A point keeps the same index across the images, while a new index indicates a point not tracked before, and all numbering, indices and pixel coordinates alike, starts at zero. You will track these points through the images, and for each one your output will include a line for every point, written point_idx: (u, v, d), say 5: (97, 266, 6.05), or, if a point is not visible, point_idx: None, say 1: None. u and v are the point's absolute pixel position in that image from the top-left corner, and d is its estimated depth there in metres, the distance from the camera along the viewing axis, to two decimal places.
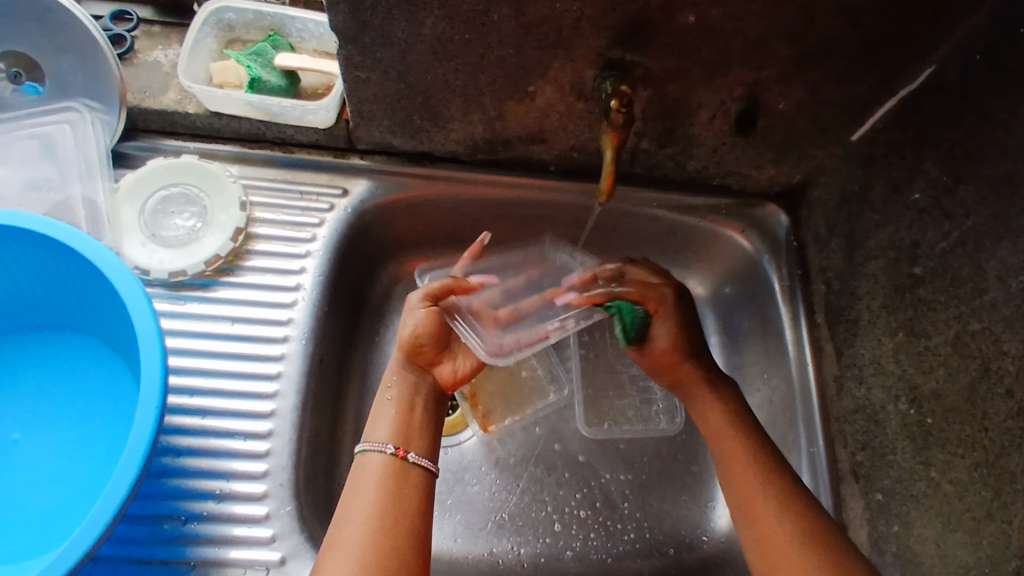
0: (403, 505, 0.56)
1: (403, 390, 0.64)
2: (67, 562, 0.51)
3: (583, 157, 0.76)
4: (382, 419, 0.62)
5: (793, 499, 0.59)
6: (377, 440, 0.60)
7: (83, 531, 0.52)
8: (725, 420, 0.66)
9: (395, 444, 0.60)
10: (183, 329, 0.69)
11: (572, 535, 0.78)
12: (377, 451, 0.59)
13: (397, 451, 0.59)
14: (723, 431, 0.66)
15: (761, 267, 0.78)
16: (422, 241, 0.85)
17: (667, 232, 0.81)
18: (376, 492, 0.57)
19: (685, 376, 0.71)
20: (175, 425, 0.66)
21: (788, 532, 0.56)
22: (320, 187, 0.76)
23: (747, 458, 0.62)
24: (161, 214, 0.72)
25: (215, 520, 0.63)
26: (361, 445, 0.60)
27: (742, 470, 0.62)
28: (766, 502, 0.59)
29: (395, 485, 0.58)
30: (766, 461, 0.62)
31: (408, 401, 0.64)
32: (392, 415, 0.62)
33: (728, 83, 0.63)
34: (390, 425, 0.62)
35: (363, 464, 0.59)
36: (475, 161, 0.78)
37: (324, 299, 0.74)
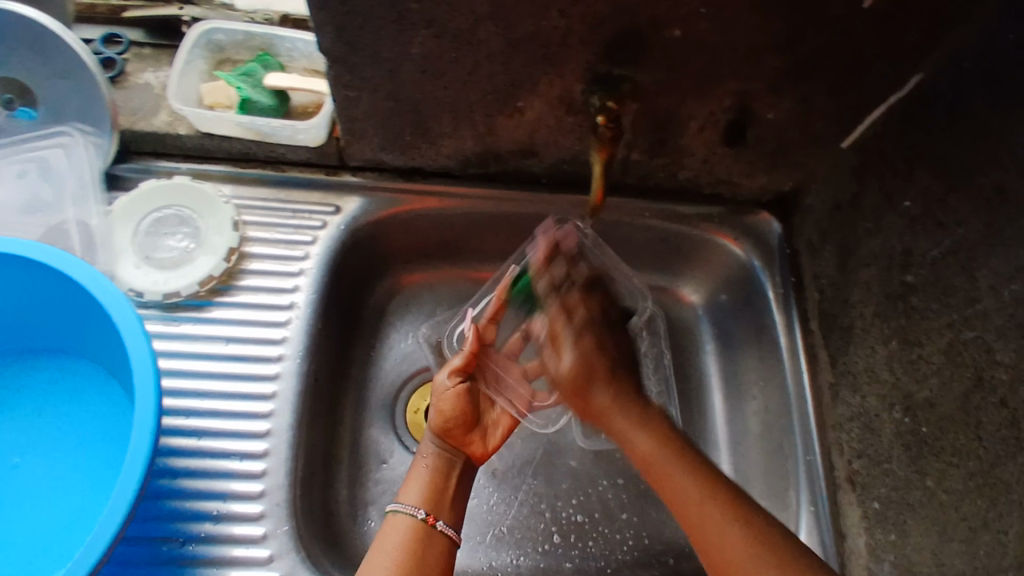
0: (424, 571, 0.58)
1: (440, 463, 0.66)
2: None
3: (575, 170, 0.76)
4: (415, 483, 0.65)
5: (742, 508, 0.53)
6: (409, 502, 0.62)
7: (85, 552, 0.52)
8: (647, 443, 0.59)
9: (426, 511, 0.62)
10: (178, 350, 0.69)
11: (571, 546, 0.78)
12: (407, 514, 0.61)
13: (427, 517, 0.61)
14: (648, 456, 0.58)
15: (754, 274, 0.78)
16: (416, 255, 0.85)
17: (660, 242, 0.82)
18: (400, 551, 0.58)
19: (588, 410, 0.63)
20: (172, 446, 0.66)
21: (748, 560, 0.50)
22: (313, 205, 0.77)
23: (685, 478, 0.56)
24: (154, 235, 0.72)
25: (213, 541, 0.63)
26: (394, 504, 0.62)
27: (683, 489, 0.55)
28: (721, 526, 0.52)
29: (419, 547, 0.59)
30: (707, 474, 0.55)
31: (442, 471, 0.66)
32: (423, 481, 0.65)
33: (717, 95, 0.63)
34: (422, 490, 0.64)
35: (390, 523, 0.61)
36: (467, 175, 0.78)
37: (318, 316, 0.74)
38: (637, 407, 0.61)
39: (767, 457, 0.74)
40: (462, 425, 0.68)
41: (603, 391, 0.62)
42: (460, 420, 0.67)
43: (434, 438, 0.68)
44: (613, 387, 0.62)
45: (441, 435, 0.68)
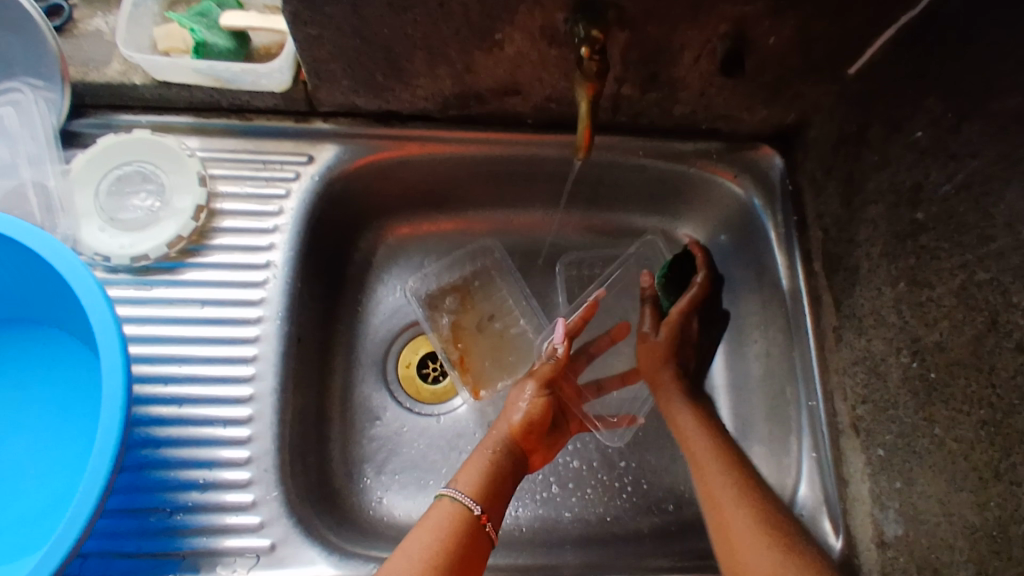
0: (466, 555, 0.56)
1: (504, 460, 0.66)
2: (51, 563, 0.50)
3: (561, 109, 0.71)
4: (468, 473, 0.63)
5: (756, 498, 0.59)
6: (463, 491, 0.61)
7: (67, 527, 0.51)
8: (692, 427, 0.68)
9: (480, 508, 0.60)
10: (152, 316, 0.66)
11: (570, 496, 0.77)
12: (461, 505, 0.60)
13: (479, 515, 0.60)
14: (689, 437, 0.68)
15: (754, 212, 0.74)
16: (401, 206, 0.81)
17: (654, 182, 0.78)
18: (447, 532, 0.57)
19: (663, 384, 0.74)
20: (153, 415, 0.63)
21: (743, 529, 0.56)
22: (284, 155, 0.72)
23: (716, 467, 0.63)
24: (117, 195, 0.68)
25: (202, 510, 0.61)
26: (444, 487, 0.61)
27: (713, 481, 0.62)
28: (729, 506, 0.59)
29: (466, 535, 0.58)
30: (740, 475, 0.61)
31: (504, 468, 0.65)
32: (483, 472, 0.64)
33: (712, 20, 0.58)
34: (478, 478, 0.63)
35: (439, 505, 0.60)
36: (448, 119, 0.73)
37: (297, 274, 0.70)
38: (706, 413, 0.70)
39: (770, 403, 0.71)
40: (538, 431, 0.70)
41: (666, 369, 0.74)
42: (541, 424, 0.70)
43: (505, 436, 0.68)
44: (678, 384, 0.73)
45: (513, 436, 0.68)
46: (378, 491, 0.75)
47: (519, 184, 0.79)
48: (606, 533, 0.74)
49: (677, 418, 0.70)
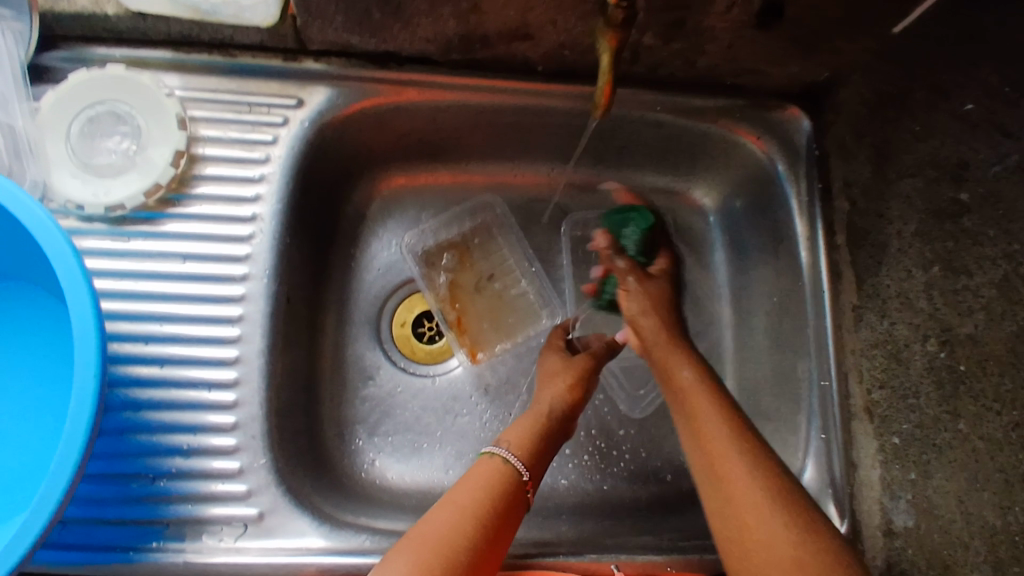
0: (512, 514, 0.54)
1: (557, 411, 0.65)
2: (24, 546, 0.47)
3: (575, 57, 0.65)
4: (518, 431, 0.61)
5: (764, 453, 0.51)
6: (507, 448, 0.59)
7: (40, 507, 0.48)
8: (692, 378, 0.58)
9: (528, 472, 0.58)
10: (131, 270, 0.62)
11: (567, 464, 0.75)
12: (501, 458, 0.58)
13: (526, 480, 0.58)
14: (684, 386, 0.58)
15: (776, 176, 0.69)
16: (397, 155, 0.75)
17: (670, 139, 0.73)
18: (492, 488, 0.55)
19: (650, 327, 0.64)
20: (132, 376, 0.60)
21: (745, 483, 0.49)
22: (271, 98, 0.66)
23: (710, 414, 0.55)
24: (89, 138, 0.62)
25: (187, 476, 0.59)
26: (491, 446, 0.59)
27: (710, 434, 0.53)
28: (728, 453, 0.51)
29: (512, 495, 0.55)
30: (735, 415, 0.54)
31: (552, 427, 0.63)
32: (534, 429, 0.62)
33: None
34: (524, 439, 0.61)
35: (484, 460, 0.58)
36: (451, 63, 0.67)
37: (286, 228, 0.66)
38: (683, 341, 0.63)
39: (779, 378, 0.69)
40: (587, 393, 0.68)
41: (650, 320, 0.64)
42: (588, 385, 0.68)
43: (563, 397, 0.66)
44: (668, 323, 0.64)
45: (572, 391, 0.66)
46: (371, 453, 0.73)
47: (526, 136, 0.74)
48: (603, 500, 0.73)
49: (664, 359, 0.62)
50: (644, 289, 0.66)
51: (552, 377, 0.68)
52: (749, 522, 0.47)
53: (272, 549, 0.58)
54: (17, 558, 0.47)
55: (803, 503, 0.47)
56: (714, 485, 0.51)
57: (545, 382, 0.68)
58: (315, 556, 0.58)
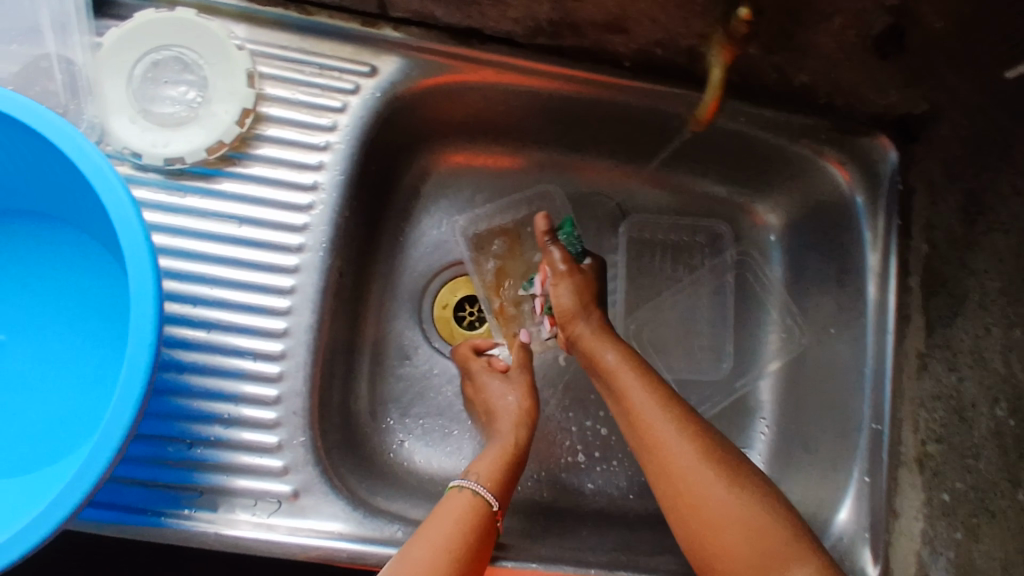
0: (479, 542, 0.55)
1: (520, 438, 0.65)
2: (63, 510, 0.46)
3: (665, 57, 0.61)
4: (483, 466, 0.62)
5: (700, 434, 0.58)
6: (473, 479, 0.60)
7: (80, 474, 0.46)
8: (617, 361, 0.63)
9: (499, 502, 0.59)
10: (183, 228, 0.59)
11: (595, 468, 0.74)
12: (476, 494, 0.59)
13: (496, 511, 0.59)
14: (614, 370, 0.63)
15: (852, 208, 0.67)
16: (460, 133, 0.72)
17: (747, 153, 0.70)
18: (460, 525, 0.55)
19: (576, 316, 0.67)
20: (177, 338, 0.58)
21: (694, 469, 0.56)
22: (343, 62, 0.63)
23: (647, 399, 0.60)
24: (153, 84, 0.60)
25: (223, 446, 0.57)
26: (459, 481, 0.60)
27: (653, 421, 0.59)
28: (669, 441, 0.58)
29: (477, 527, 0.56)
30: (667, 395, 0.61)
31: (514, 454, 0.64)
32: (498, 458, 0.63)
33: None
34: (494, 470, 0.62)
35: (453, 496, 0.59)
36: (533, 46, 0.63)
37: (344, 201, 0.63)
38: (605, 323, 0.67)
39: (824, 411, 0.68)
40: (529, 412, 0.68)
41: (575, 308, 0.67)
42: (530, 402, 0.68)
43: (512, 427, 0.66)
44: (591, 317, 0.67)
45: (522, 415, 0.67)
46: (400, 434, 0.72)
47: (596, 130, 0.71)
48: (629, 510, 0.72)
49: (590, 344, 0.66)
50: (576, 284, 0.68)
51: (499, 411, 0.67)
52: (706, 501, 0.54)
53: (302, 530, 0.57)
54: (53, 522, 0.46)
55: (788, 515, 0.54)
56: (658, 470, 0.58)
57: (494, 415, 0.67)
58: (343, 543, 0.57)
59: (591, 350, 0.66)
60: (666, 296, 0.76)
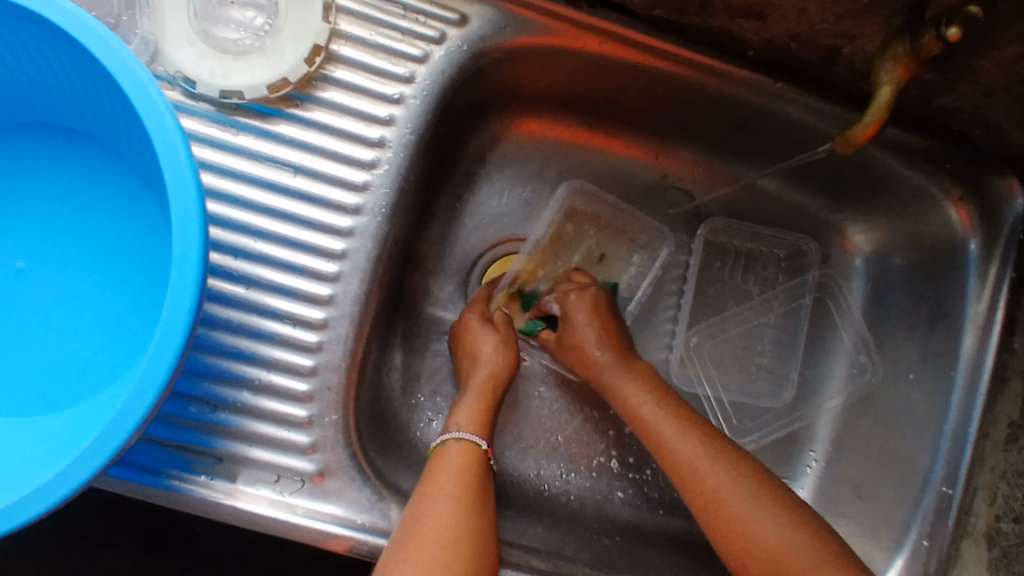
0: (487, 491, 0.54)
1: (498, 383, 0.62)
2: (69, 486, 0.42)
3: (796, 53, 0.55)
4: (465, 410, 0.59)
5: (738, 458, 0.52)
6: (465, 429, 0.58)
7: (92, 451, 0.42)
8: (637, 388, 0.59)
9: (487, 441, 0.58)
10: (232, 168, 0.53)
11: (628, 478, 0.70)
12: (466, 441, 0.56)
13: (485, 448, 0.57)
14: (634, 400, 0.58)
15: (964, 254, 0.60)
16: (541, 98, 0.65)
17: (854, 169, 0.63)
18: (464, 472, 0.54)
19: (592, 335, 0.62)
20: (213, 289, 0.53)
21: (727, 490, 0.50)
22: (431, 6, 0.56)
23: (672, 426, 0.55)
24: (216, 3, 0.53)
25: (247, 414, 0.53)
26: (444, 436, 0.57)
27: (677, 447, 0.54)
28: (702, 467, 0.52)
29: (479, 472, 0.55)
30: (691, 420, 0.56)
31: (493, 391, 0.61)
32: (481, 405, 0.60)
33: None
34: (475, 413, 0.59)
35: (447, 447, 0.56)
36: (647, 18, 0.56)
37: (412, 163, 0.57)
38: (626, 353, 0.63)
39: (886, 458, 0.64)
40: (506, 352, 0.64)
41: (587, 328, 0.63)
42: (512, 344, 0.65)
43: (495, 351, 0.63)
44: (610, 350, 0.62)
45: (503, 360, 0.63)
46: (429, 413, 0.67)
47: (692, 119, 0.64)
48: (658, 528, 0.68)
49: (608, 376, 0.61)
50: (596, 303, 0.64)
51: (481, 359, 0.62)
52: (745, 525, 0.48)
53: (322, 514, 0.53)
54: (58, 497, 0.42)
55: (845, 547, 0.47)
56: (697, 504, 0.51)
57: (473, 360, 0.63)
58: (362, 536, 0.53)
59: (611, 386, 0.61)
60: (733, 311, 0.71)
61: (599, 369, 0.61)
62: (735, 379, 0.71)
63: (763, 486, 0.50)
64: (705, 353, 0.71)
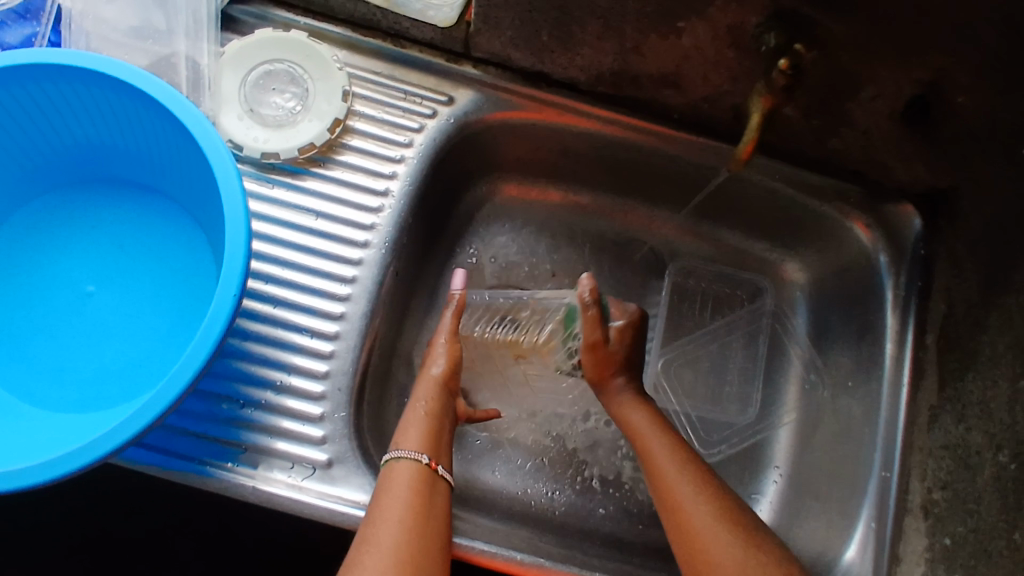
0: (431, 506, 0.58)
1: (436, 408, 0.66)
2: (114, 441, 0.50)
3: (711, 112, 0.69)
4: (412, 428, 0.63)
5: (715, 485, 0.60)
6: (409, 448, 0.61)
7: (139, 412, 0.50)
8: (644, 421, 0.67)
9: (428, 457, 0.61)
10: (266, 213, 0.67)
11: (608, 496, 0.77)
12: (410, 459, 0.60)
13: (428, 463, 0.61)
14: (642, 430, 0.66)
15: (877, 269, 0.71)
16: (518, 166, 0.80)
17: (780, 212, 0.75)
18: (408, 496, 0.57)
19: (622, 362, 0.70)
20: (247, 308, 0.64)
21: (703, 509, 0.57)
22: (425, 91, 0.72)
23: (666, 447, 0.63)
24: (261, 90, 0.69)
25: (270, 410, 0.62)
26: (392, 454, 0.60)
27: (671, 473, 0.61)
28: (689, 492, 0.59)
29: (423, 495, 0.58)
30: (688, 455, 0.63)
31: (437, 421, 0.65)
32: (424, 427, 0.64)
33: (919, 60, 0.55)
34: (421, 435, 0.63)
35: (394, 469, 0.59)
36: (595, 94, 0.72)
37: (410, 209, 0.70)
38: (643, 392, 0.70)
39: (835, 458, 0.71)
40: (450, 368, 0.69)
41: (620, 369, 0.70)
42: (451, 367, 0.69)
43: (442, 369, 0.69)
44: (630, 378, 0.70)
45: (443, 385, 0.68)
46: None
47: (644, 177, 0.78)
48: (638, 538, 0.74)
49: (624, 408, 0.69)
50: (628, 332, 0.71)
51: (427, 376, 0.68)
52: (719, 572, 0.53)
53: (331, 496, 0.61)
54: (109, 448, 0.50)
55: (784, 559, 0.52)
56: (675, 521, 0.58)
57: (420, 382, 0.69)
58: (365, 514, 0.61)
59: (622, 415, 0.69)
60: (701, 337, 0.81)
61: (614, 389, 0.69)
62: (702, 400, 0.79)
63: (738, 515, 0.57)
64: (675, 374, 0.80)
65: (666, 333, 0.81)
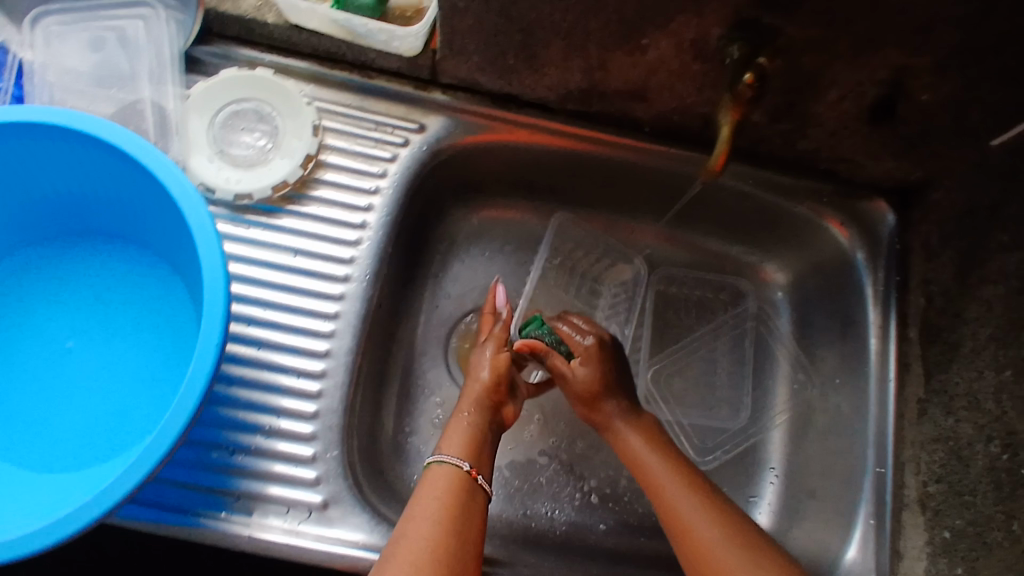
0: (470, 505, 0.57)
1: (480, 417, 0.65)
2: (104, 504, 0.48)
3: (680, 122, 0.70)
4: (456, 436, 0.63)
5: (721, 506, 0.59)
6: (452, 453, 0.61)
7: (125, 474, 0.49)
8: (639, 444, 0.66)
9: (470, 462, 0.61)
10: (243, 255, 0.66)
11: (608, 511, 0.76)
12: (452, 465, 0.60)
13: (469, 470, 0.60)
14: (638, 455, 0.65)
15: (853, 266, 0.71)
16: (492, 187, 0.80)
17: (756, 215, 0.76)
18: (447, 495, 0.57)
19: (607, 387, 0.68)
20: (231, 353, 0.64)
21: (712, 537, 0.57)
22: (396, 119, 0.71)
23: (665, 472, 0.63)
24: (230, 130, 0.69)
25: (261, 455, 0.62)
26: (435, 457, 0.61)
27: (675, 500, 0.60)
28: (695, 519, 0.58)
29: (463, 493, 0.58)
30: (689, 476, 0.62)
31: (480, 429, 0.64)
32: (467, 435, 0.63)
33: (881, 62, 0.56)
34: (464, 444, 0.62)
35: (434, 471, 0.60)
36: (565, 112, 0.72)
37: (389, 239, 0.70)
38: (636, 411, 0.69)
39: (829, 456, 0.71)
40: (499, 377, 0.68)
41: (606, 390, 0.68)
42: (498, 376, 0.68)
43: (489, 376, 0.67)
44: (618, 399, 0.68)
45: (487, 395, 0.66)
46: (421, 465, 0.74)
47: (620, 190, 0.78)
48: (641, 551, 0.74)
49: (618, 431, 0.67)
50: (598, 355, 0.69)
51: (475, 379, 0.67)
52: None
53: (329, 538, 0.60)
54: (101, 509, 0.49)
55: None
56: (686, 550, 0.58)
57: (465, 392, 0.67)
58: (365, 553, 0.60)
59: (617, 440, 0.67)
60: (687, 343, 0.81)
61: (605, 415, 0.68)
62: (693, 407, 0.79)
63: (749, 538, 0.57)
64: (665, 383, 0.80)
65: (652, 342, 0.81)
